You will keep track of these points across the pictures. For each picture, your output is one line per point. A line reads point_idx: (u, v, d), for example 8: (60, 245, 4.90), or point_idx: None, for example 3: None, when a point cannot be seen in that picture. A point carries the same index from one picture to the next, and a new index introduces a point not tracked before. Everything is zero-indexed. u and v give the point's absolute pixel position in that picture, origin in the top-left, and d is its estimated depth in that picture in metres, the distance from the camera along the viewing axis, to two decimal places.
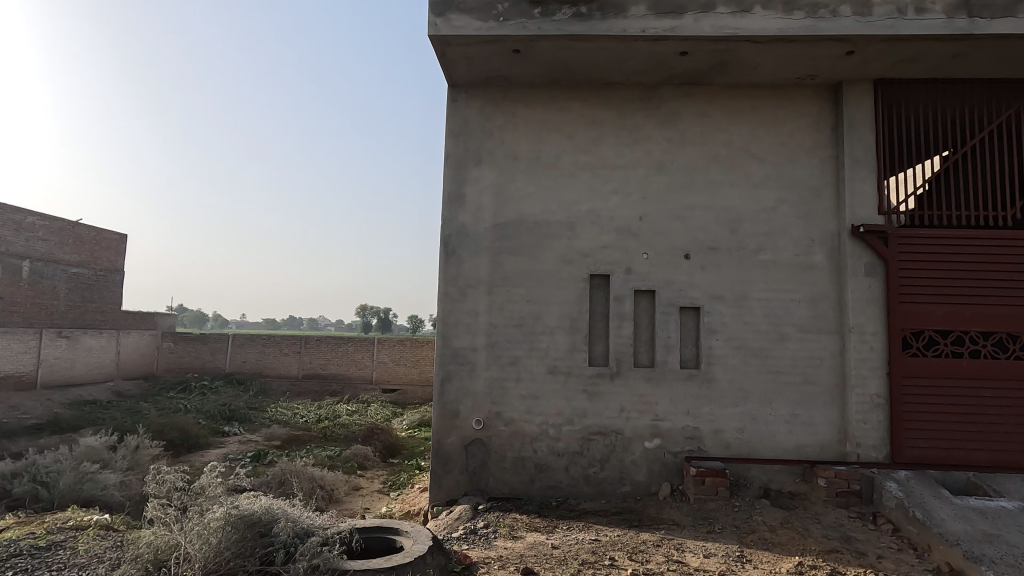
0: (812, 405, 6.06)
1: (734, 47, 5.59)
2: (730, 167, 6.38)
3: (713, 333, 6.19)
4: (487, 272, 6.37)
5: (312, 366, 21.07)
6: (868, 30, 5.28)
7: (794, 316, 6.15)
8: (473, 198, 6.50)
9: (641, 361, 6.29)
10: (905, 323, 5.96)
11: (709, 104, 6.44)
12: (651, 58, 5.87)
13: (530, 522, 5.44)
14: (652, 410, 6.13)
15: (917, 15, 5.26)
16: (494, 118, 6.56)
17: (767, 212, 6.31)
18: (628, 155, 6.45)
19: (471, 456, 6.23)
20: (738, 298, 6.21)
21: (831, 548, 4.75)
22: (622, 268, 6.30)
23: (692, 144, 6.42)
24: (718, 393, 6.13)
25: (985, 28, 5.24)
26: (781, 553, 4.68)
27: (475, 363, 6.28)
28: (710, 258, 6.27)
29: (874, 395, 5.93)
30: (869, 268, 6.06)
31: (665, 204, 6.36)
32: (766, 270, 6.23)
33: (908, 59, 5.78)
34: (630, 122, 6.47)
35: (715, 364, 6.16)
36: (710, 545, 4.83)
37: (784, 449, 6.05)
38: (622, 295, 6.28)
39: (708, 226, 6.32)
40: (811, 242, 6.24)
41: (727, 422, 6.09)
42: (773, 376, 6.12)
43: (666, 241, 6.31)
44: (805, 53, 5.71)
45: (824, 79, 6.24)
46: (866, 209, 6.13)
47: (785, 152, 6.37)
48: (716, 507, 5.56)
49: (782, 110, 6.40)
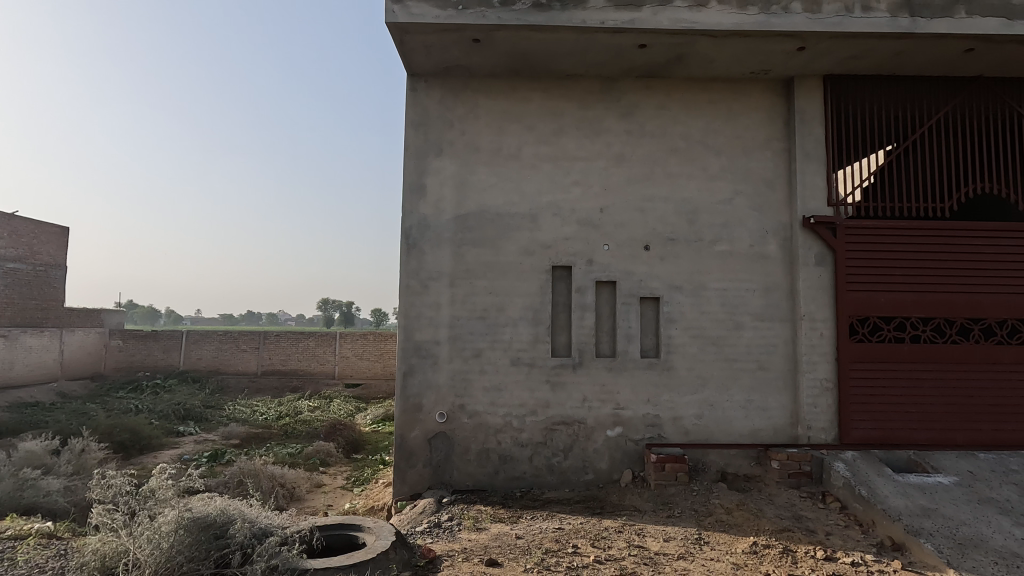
0: (765, 390, 6.28)
1: (692, 41, 5.67)
2: (688, 159, 6.49)
3: (672, 323, 6.31)
4: (449, 264, 6.32)
5: (272, 362, 20.52)
6: (817, 27, 5.44)
7: (749, 305, 6.34)
8: (434, 189, 6.42)
9: (603, 351, 6.37)
10: (852, 310, 6.22)
11: (667, 97, 6.53)
12: (611, 50, 5.90)
13: (494, 513, 5.46)
14: (614, 399, 6.22)
15: (863, 13, 5.46)
16: (455, 108, 6.48)
17: (723, 204, 6.46)
18: (589, 147, 6.48)
19: (435, 450, 6.20)
20: (696, 288, 6.35)
21: (783, 527, 4.94)
22: (583, 260, 6.35)
23: (651, 137, 6.51)
24: (677, 381, 6.27)
25: (924, 28, 5.48)
26: (736, 534, 4.85)
27: (438, 356, 6.24)
28: (669, 249, 6.38)
29: (823, 379, 6.18)
30: (819, 258, 6.30)
31: (625, 196, 6.43)
32: (722, 260, 6.38)
33: (854, 56, 5.99)
34: (591, 114, 6.50)
35: (673, 353, 6.29)
36: (670, 529, 4.95)
37: (740, 434, 6.26)
38: (584, 286, 6.34)
39: (667, 217, 6.42)
40: (765, 233, 6.43)
41: (686, 409, 6.24)
42: (729, 363, 6.30)
43: (626, 232, 6.39)
44: (759, 49, 5.84)
45: (776, 74, 6.41)
46: (816, 201, 6.35)
47: (741, 146, 6.53)
48: (676, 492, 5.70)
49: (737, 104, 6.55)
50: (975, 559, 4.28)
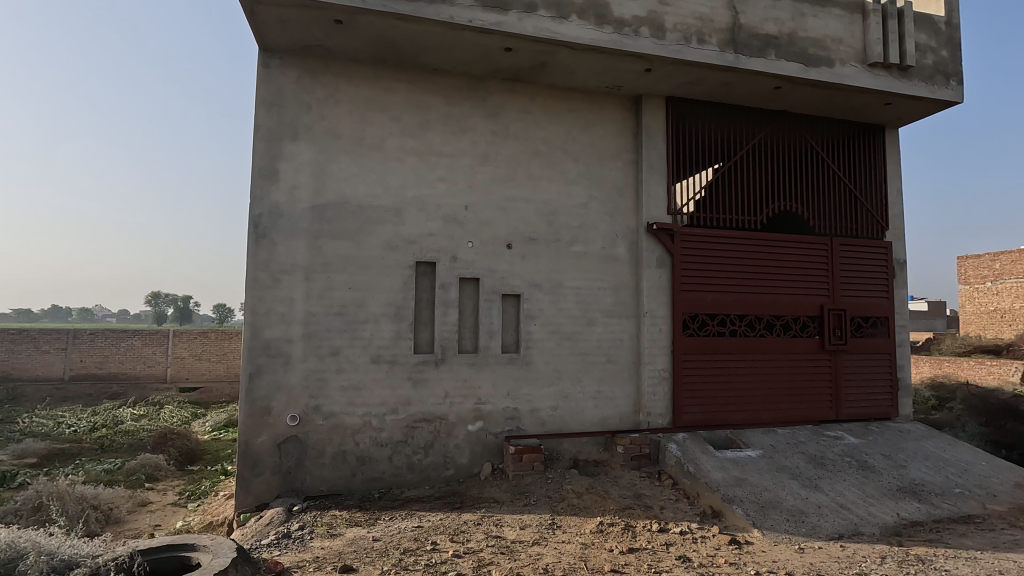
0: (612, 381, 6.82)
1: (554, 50, 5.95)
2: (548, 163, 6.80)
3: (532, 319, 6.57)
4: (304, 256, 5.92)
5: (84, 365, 17.58)
6: (662, 52, 6.03)
7: (600, 303, 6.83)
8: (289, 176, 5.96)
9: (465, 347, 6.42)
10: (685, 308, 6.99)
11: (531, 102, 6.78)
12: (477, 50, 5.96)
13: (350, 517, 5.24)
14: (475, 395, 6.32)
15: (698, 45, 6.17)
16: (314, 91, 6.09)
17: (579, 207, 6.87)
18: (454, 143, 6.49)
19: (285, 455, 5.78)
20: (554, 286, 6.69)
21: (625, 506, 5.41)
22: (447, 256, 6.35)
23: (515, 139, 6.71)
24: (535, 374, 6.55)
25: (744, 64, 6.34)
26: (585, 516, 5.20)
27: (290, 355, 5.82)
28: (530, 249, 6.63)
29: (661, 370, 6.88)
30: (659, 260, 6.99)
31: (489, 195, 6.55)
32: (577, 260, 6.80)
33: (690, 82, 6.74)
34: (457, 111, 6.52)
35: (532, 348, 6.55)
36: (525, 517, 5.15)
37: (591, 422, 6.72)
38: (448, 283, 6.34)
39: (528, 218, 6.67)
40: (615, 236, 6.97)
41: (543, 401, 6.55)
42: (582, 356, 6.73)
43: (490, 230, 6.51)
44: (613, 66, 6.31)
45: (627, 91, 6.98)
46: (658, 209, 7.04)
47: (595, 154, 7.00)
48: (532, 480, 5.95)
49: (593, 115, 7.01)
50: (773, 519, 5.07)
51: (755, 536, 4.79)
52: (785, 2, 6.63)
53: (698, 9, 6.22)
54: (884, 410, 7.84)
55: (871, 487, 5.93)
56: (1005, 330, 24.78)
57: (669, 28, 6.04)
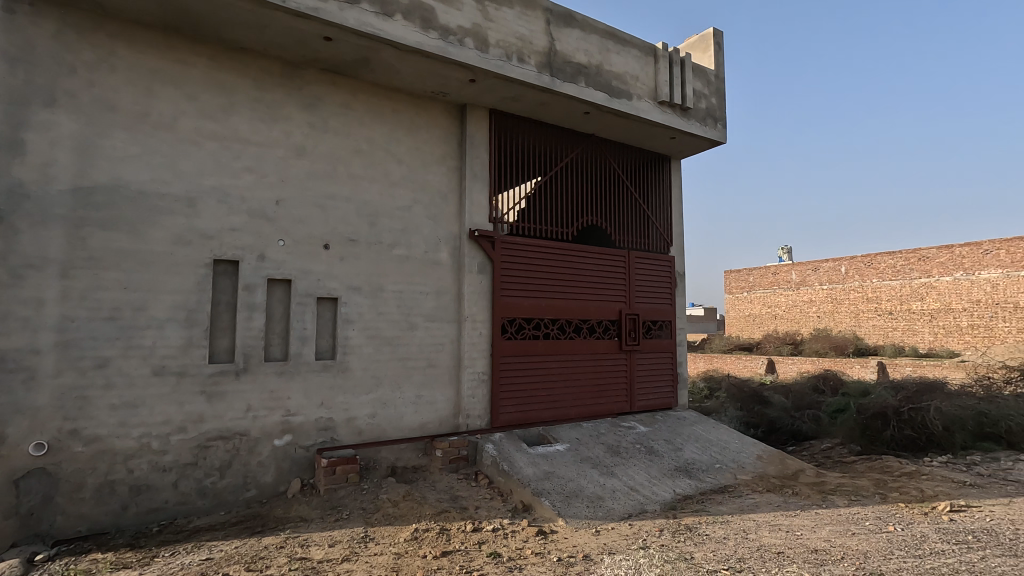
0: (433, 386, 6.83)
1: (377, 47, 5.78)
2: (371, 162, 6.58)
3: (349, 324, 6.28)
4: (61, 248, 4.88)
5: None
6: (485, 65, 6.24)
7: (422, 307, 6.80)
8: (40, 150, 4.86)
9: (273, 355, 5.88)
10: (504, 312, 7.31)
11: (353, 98, 6.50)
12: (292, 34, 5.53)
13: (117, 559, 4.42)
14: (283, 406, 5.82)
15: (518, 63, 6.51)
16: (80, 52, 5.06)
17: (402, 210, 6.76)
18: (265, 132, 5.93)
19: (26, 493, 4.67)
20: (374, 289, 6.48)
21: (441, 510, 5.43)
22: (253, 255, 5.75)
23: (335, 134, 6.36)
24: (352, 382, 6.26)
25: (559, 87, 6.87)
26: (400, 524, 5.09)
27: (37, 369, 4.73)
28: (349, 250, 6.33)
29: (480, 372, 7.08)
30: (480, 266, 7.20)
31: (305, 191, 6.10)
32: (399, 263, 6.68)
33: (512, 98, 7.08)
34: (268, 97, 5.97)
35: (349, 354, 6.25)
36: (335, 533, 4.86)
37: (410, 428, 6.64)
38: (253, 284, 5.74)
39: (348, 218, 6.37)
40: (438, 241, 7.01)
41: (360, 409, 6.28)
42: (402, 361, 6.62)
43: (304, 228, 6.06)
44: (438, 72, 6.35)
45: (452, 98, 7.09)
46: (480, 216, 7.26)
47: (420, 158, 6.97)
48: (345, 493, 5.66)
49: (419, 119, 6.98)
50: (575, 507, 5.52)
51: (560, 524, 5.16)
52: (593, 36, 7.35)
53: (519, 30, 6.58)
54: (667, 401, 9.08)
55: (655, 469, 6.81)
56: (756, 331, 30.59)
57: (492, 43, 6.28)
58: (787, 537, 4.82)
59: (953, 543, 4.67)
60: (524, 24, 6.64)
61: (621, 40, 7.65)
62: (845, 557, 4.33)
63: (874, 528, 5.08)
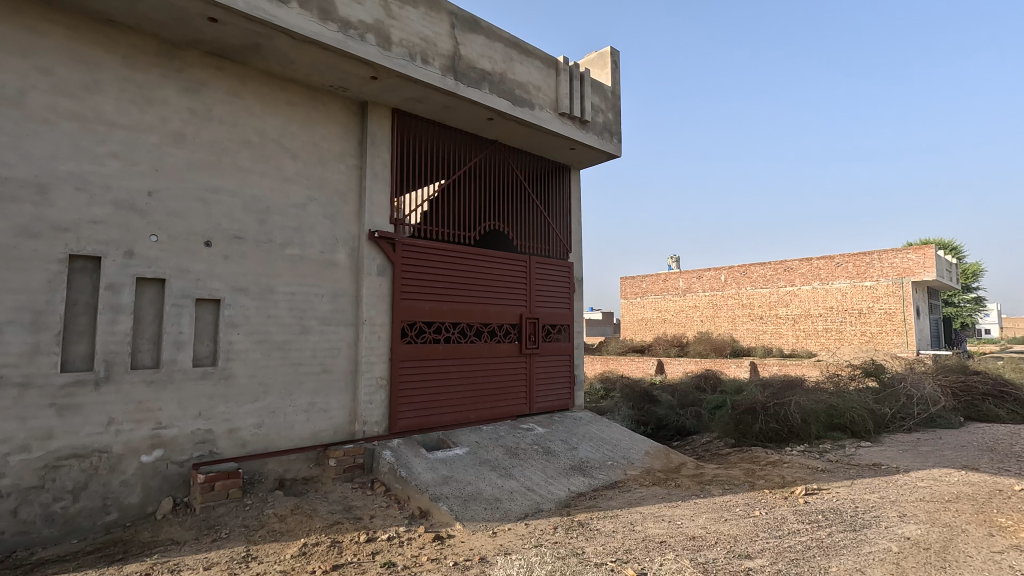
0: (327, 392, 6.54)
1: (270, 34, 5.45)
2: (261, 155, 6.18)
3: (234, 327, 5.83)
4: None
5: None
6: (387, 63, 6.11)
7: (316, 310, 6.49)
8: None
9: (142, 362, 5.30)
10: (404, 316, 7.17)
11: (241, 85, 6.07)
12: (171, 11, 5.05)
13: None
14: (154, 418, 5.27)
15: (422, 64, 6.45)
16: None
17: (295, 207, 6.42)
18: (136, 115, 5.35)
19: None
20: (263, 291, 6.08)
21: (333, 521, 5.20)
22: (119, 250, 5.15)
23: (220, 123, 5.90)
24: (236, 390, 5.81)
25: (462, 92, 6.90)
26: (287, 539, 4.79)
27: None
28: (234, 248, 5.89)
29: (378, 377, 6.89)
30: (380, 268, 7.02)
31: (183, 182, 5.59)
32: (292, 264, 6.32)
33: (415, 98, 6.99)
34: (141, 77, 5.40)
35: (233, 360, 5.81)
36: (212, 554, 4.47)
37: (301, 437, 6.30)
38: (119, 283, 5.14)
39: (234, 213, 5.92)
40: (334, 241, 6.73)
41: (244, 419, 5.85)
42: (293, 367, 6.27)
43: (182, 223, 5.55)
44: (337, 65, 6.12)
45: (352, 94, 6.85)
46: (380, 217, 7.08)
47: (316, 153, 6.66)
48: (226, 511, 5.23)
49: (315, 113, 6.67)
50: (473, 510, 5.53)
51: (457, 529, 5.14)
52: (497, 44, 7.46)
53: (423, 30, 6.51)
54: (564, 402, 9.39)
55: (551, 468, 7.01)
56: (647, 334, 32.53)
57: (395, 42, 6.17)
58: (670, 526, 5.17)
59: (807, 522, 5.26)
60: (428, 25, 6.59)
61: (524, 50, 7.82)
62: (718, 541, 4.72)
63: (744, 514, 5.59)
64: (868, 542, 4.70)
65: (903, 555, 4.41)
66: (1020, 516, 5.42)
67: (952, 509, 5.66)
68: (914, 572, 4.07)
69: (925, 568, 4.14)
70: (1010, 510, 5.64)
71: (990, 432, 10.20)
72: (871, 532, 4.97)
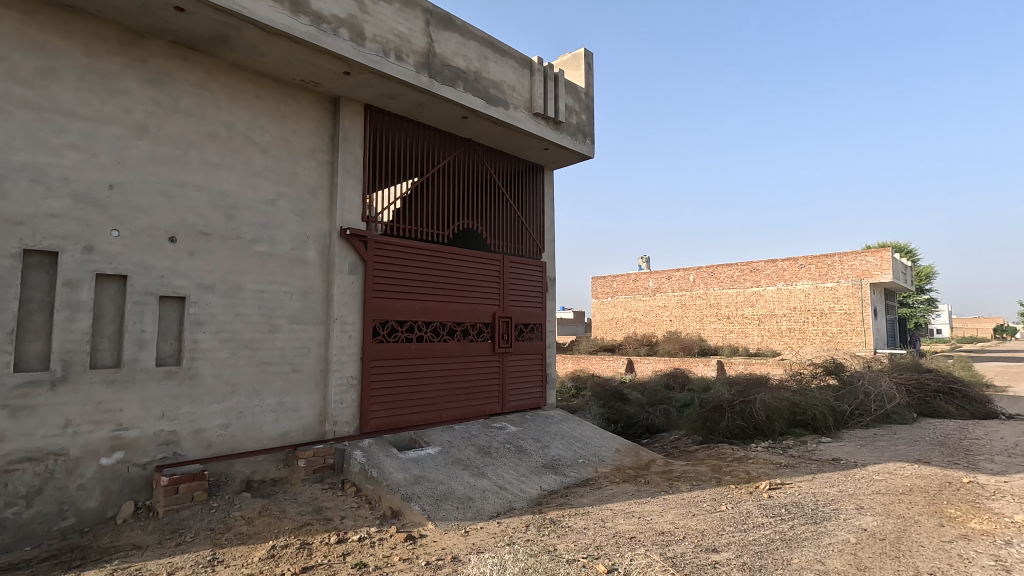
0: (296, 392, 6.43)
1: (239, 26, 5.32)
2: (229, 150, 6.03)
3: (199, 326, 5.68)
4: None
5: None
6: (360, 58, 6.04)
7: (286, 308, 6.38)
8: None
9: (101, 362, 5.11)
10: (376, 315, 7.10)
11: (209, 77, 5.91)
12: None
13: None
14: (114, 419, 5.08)
15: (395, 61, 6.39)
16: None
17: (265, 204, 6.28)
18: (96, 105, 5.16)
19: None
20: (230, 288, 5.93)
21: (302, 523, 5.11)
22: (78, 245, 4.96)
23: (186, 115, 5.73)
24: (201, 390, 5.66)
25: (437, 90, 6.87)
26: (255, 542, 4.69)
27: None
28: (200, 244, 5.73)
29: (349, 377, 6.81)
30: (351, 266, 6.94)
31: (147, 176, 5.41)
32: (260, 261, 6.19)
33: (388, 95, 6.93)
34: (103, 66, 5.20)
35: (198, 359, 5.65)
36: (176, 559, 4.34)
37: (269, 438, 6.18)
38: (77, 279, 4.94)
39: (200, 209, 5.76)
40: (305, 238, 6.62)
41: (210, 420, 5.70)
42: (261, 367, 6.14)
43: (145, 218, 5.37)
44: (309, 60, 6.02)
45: (324, 89, 6.75)
46: (352, 215, 6.99)
47: (287, 149, 6.53)
48: (190, 514, 5.08)
49: (286, 107, 6.54)
50: (445, 509, 5.52)
51: (429, 529, 5.12)
52: (472, 43, 7.44)
53: (397, 27, 6.45)
54: (537, 401, 9.45)
55: (523, 467, 7.04)
56: (618, 333, 32.94)
57: (368, 37, 6.10)
58: (639, 522, 5.26)
59: (770, 516, 5.43)
60: (403, 21, 6.53)
61: (499, 50, 7.83)
62: (686, 536, 4.83)
63: (711, 508, 5.73)
64: (828, 534, 4.88)
65: (861, 545, 4.59)
66: (968, 507, 5.70)
67: (906, 501, 5.92)
68: (871, 562, 4.24)
69: (882, 558, 4.32)
70: (959, 501, 5.93)
71: (940, 427, 10.70)
72: (831, 524, 5.16)
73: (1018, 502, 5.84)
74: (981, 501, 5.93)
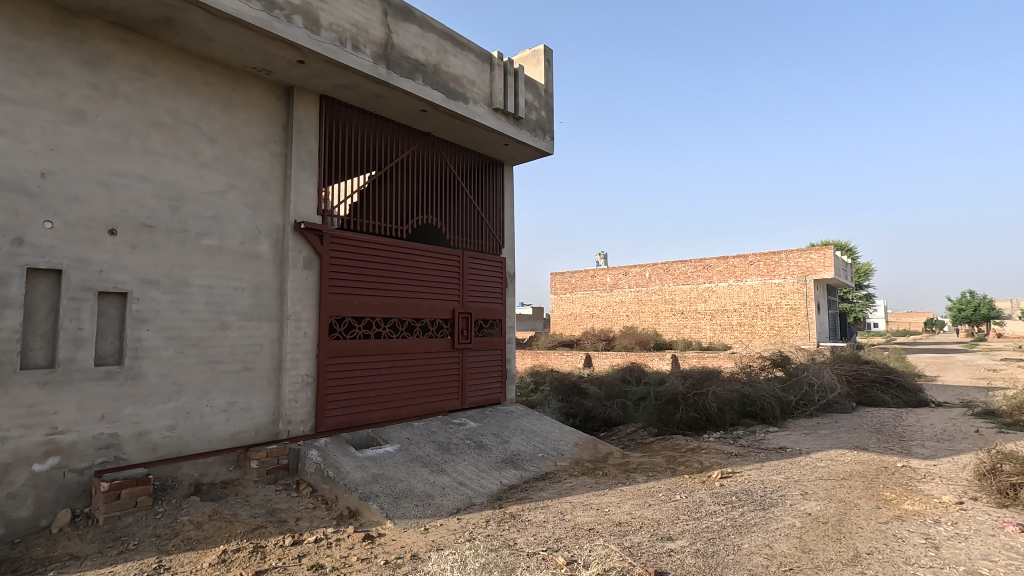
0: (248, 391, 6.22)
1: (185, 9, 5.07)
2: (175, 139, 5.75)
3: (143, 323, 5.40)
4: None
5: None
6: (315, 47, 5.86)
7: (237, 304, 6.15)
8: None
9: (33, 362, 4.79)
10: (332, 311, 6.94)
11: (151, 62, 5.61)
12: None
13: None
14: (49, 423, 4.78)
15: (352, 51, 6.24)
16: None
17: (214, 195, 6.03)
18: (26, 87, 4.81)
19: None
20: (176, 284, 5.67)
21: (255, 526, 4.95)
22: (5, 238, 4.62)
23: (126, 101, 5.43)
24: (144, 390, 5.39)
25: (394, 82, 6.75)
26: (204, 548, 4.51)
27: None
28: (143, 238, 5.44)
29: (304, 375, 6.64)
30: (306, 261, 6.75)
31: (83, 164, 5.10)
32: (209, 255, 5.94)
33: (344, 85, 6.77)
34: (33, 46, 4.86)
35: (142, 358, 5.38)
36: (118, 568, 4.12)
37: (219, 439, 5.96)
38: (5, 274, 4.61)
39: (143, 200, 5.47)
40: (257, 232, 6.40)
41: (154, 422, 5.45)
42: (210, 365, 5.91)
43: (81, 209, 5.06)
44: (261, 47, 5.80)
45: (277, 77, 6.52)
46: (307, 208, 6.81)
47: (237, 139, 6.28)
48: (134, 520, 4.83)
49: (236, 95, 6.29)
50: (404, 507, 5.47)
51: (387, 527, 5.06)
52: (431, 35, 7.34)
53: (354, 16, 6.30)
54: (497, 396, 9.46)
55: (483, 462, 7.05)
56: (576, 328, 33.39)
57: (324, 25, 5.93)
58: (598, 514, 5.36)
59: (722, 504, 5.62)
60: (359, 10, 6.38)
61: (458, 43, 7.76)
62: (642, 526, 4.95)
63: (665, 498, 5.89)
64: (776, 519, 5.11)
65: (806, 529, 4.82)
66: (902, 489, 6.07)
67: (846, 486, 6.24)
68: (815, 545, 4.45)
69: (825, 540, 4.54)
70: (893, 484, 6.31)
71: (877, 415, 11.35)
72: (777, 509, 5.39)
73: (945, 484, 6.26)
74: (913, 484, 6.32)
